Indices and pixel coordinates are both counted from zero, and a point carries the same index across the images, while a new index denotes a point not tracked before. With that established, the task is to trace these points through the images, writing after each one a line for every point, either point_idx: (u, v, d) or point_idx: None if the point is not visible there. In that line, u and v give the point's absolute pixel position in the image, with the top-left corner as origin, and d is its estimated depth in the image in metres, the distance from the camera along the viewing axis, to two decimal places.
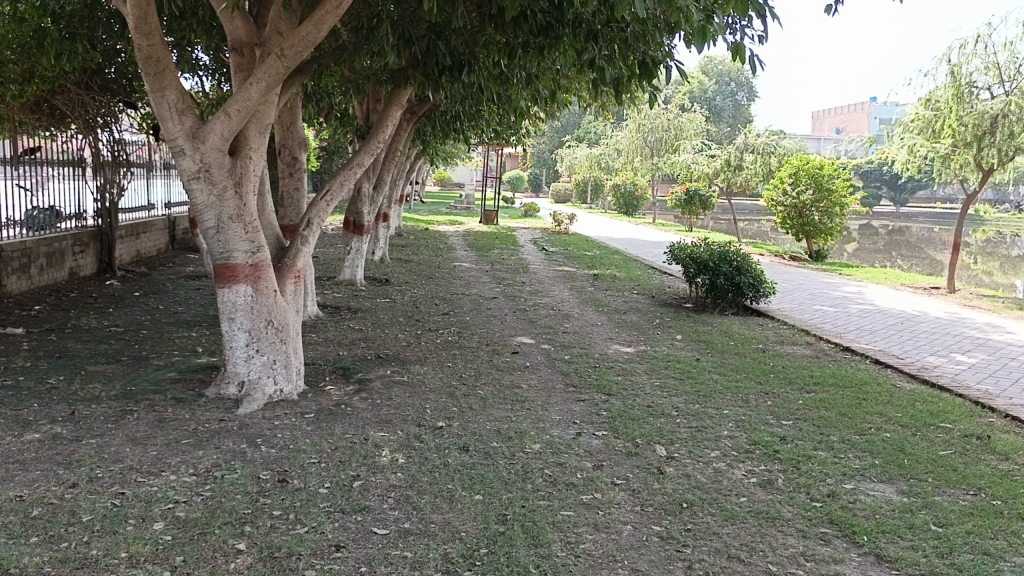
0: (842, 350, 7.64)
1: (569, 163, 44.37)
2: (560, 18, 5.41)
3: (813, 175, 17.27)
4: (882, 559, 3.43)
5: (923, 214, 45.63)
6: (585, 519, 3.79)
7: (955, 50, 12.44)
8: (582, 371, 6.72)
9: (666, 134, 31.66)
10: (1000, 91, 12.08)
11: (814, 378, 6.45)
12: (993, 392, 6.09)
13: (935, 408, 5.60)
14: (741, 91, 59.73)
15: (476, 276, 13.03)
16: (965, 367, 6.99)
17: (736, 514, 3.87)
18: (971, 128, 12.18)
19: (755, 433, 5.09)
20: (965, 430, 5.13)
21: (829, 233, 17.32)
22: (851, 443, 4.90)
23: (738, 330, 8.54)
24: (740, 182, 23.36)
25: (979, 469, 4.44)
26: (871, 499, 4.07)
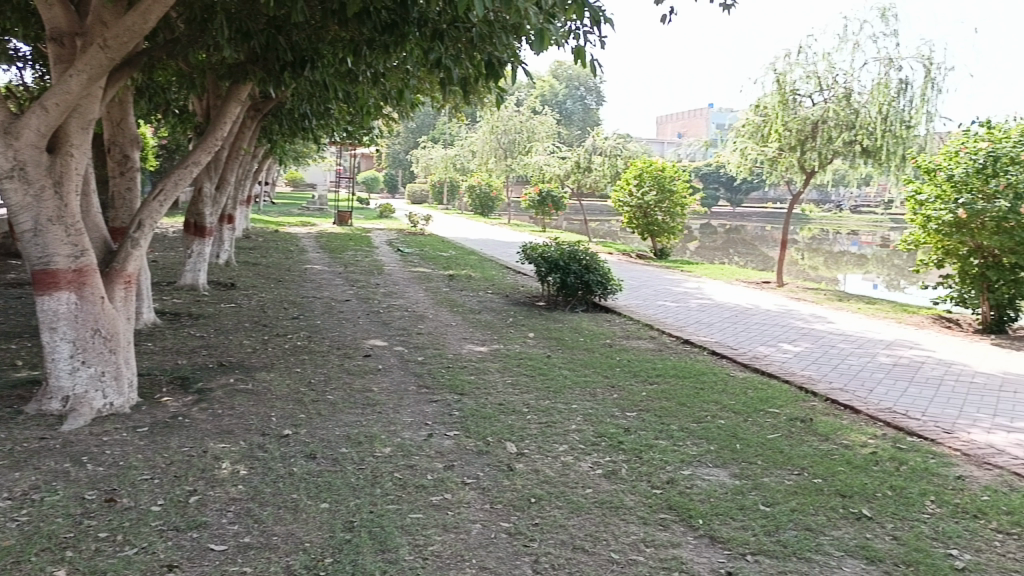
0: (682, 342, 8.01)
1: (424, 163, 44.19)
2: (404, 16, 5.37)
3: (656, 177, 18.00)
4: (715, 541, 3.61)
5: (757, 215, 48.45)
6: (434, 521, 3.76)
7: (781, 59, 13.33)
8: (435, 372, 6.69)
9: (519, 136, 32.21)
10: (820, 98, 13.01)
11: (656, 370, 6.72)
12: (815, 377, 6.59)
13: (764, 394, 5.97)
14: (589, 95, 61.59)
15: (328, 278, 12.72)
16: (791, 355, 7.51)
17: (581, 506, 3.97)
18: (796, 132, 13.11)
19: (601, 425, 5.25)
20: (790, 414, 5.50)
21: (672, 232, 18.21)
22: (689, 431, 5.13)
23: (588, 327, 8.78)
24: (590, 183, 24.05)
25: (802, 450, 4.77)
26: (706, 483, 4.28)
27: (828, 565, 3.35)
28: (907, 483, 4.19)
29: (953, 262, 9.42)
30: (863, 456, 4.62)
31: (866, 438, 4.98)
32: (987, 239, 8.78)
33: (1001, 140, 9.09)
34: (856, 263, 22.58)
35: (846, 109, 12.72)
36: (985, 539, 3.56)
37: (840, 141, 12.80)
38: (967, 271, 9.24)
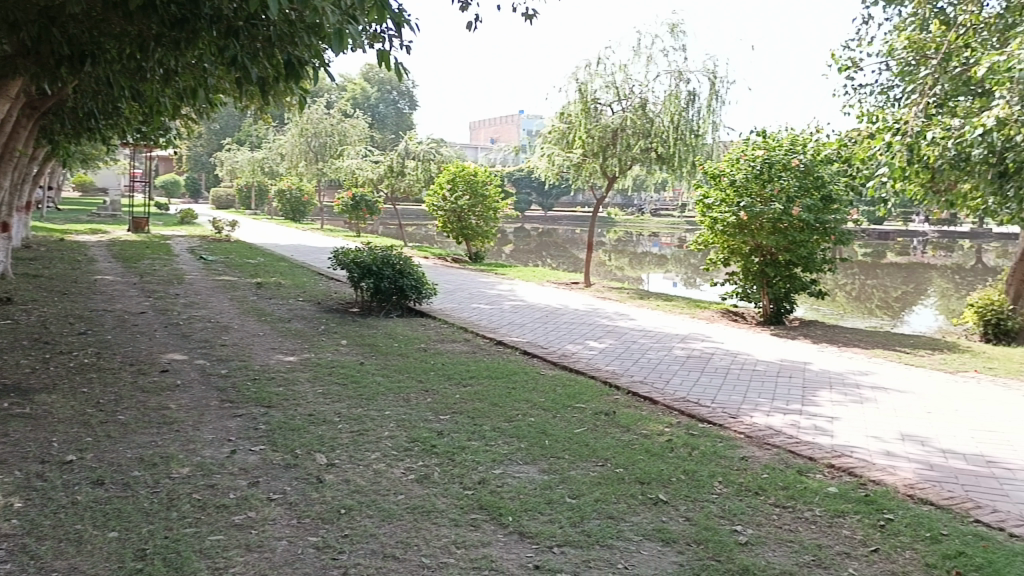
0: (495, 344, 8.15)
1: (229, 167, 42.15)
2: (195, 11, 5.04)
3: (468, 182, 18.21)
4: (524, 536, 3.69)
5: (567, 219, 50.29)
6: (236, 541, 3.58)
7: (582, 69, 13.92)
8: (241, 384, 6.39)
9: (330, 139, 31.50)
10: (619, 107, 13.72)
11: (469, 372, 6.79)
12: (619, 371, 6.93)
13: (572, 391, 6.19)
14: (402, 100, 61.38)
15: (121, 290, 11.81)
16: (597, 351, 7.85)
17: (392, 513, 3.93)
18: (597, 140, 13.78)
19: (414, 430, 5.23)
20: (595, 408, 5.74)
21: (486, 236, 18.52)
22: (501, 431, 5.22)
23: (402, 332, 8.73)
24: (403, 188, 23.94)
25: (606, 442, 4.98)
26: (516, 480, 4.37)
27: (628, 550, 3.52)
28: (699, 466, 4.50)
29: (737, 260, 10.21)
30: (660, 444, 4.90)
31: (663, 427, 5.28)
32: (766, 238, 9.63)
33: (775, 149, 9.98)
34: (657, 263, 24.00)
35: (642, 118, 13.51)
36: (765, 513, 3.88)
37: (638, 149, 13.61)
38: (749, 268, 10.07)
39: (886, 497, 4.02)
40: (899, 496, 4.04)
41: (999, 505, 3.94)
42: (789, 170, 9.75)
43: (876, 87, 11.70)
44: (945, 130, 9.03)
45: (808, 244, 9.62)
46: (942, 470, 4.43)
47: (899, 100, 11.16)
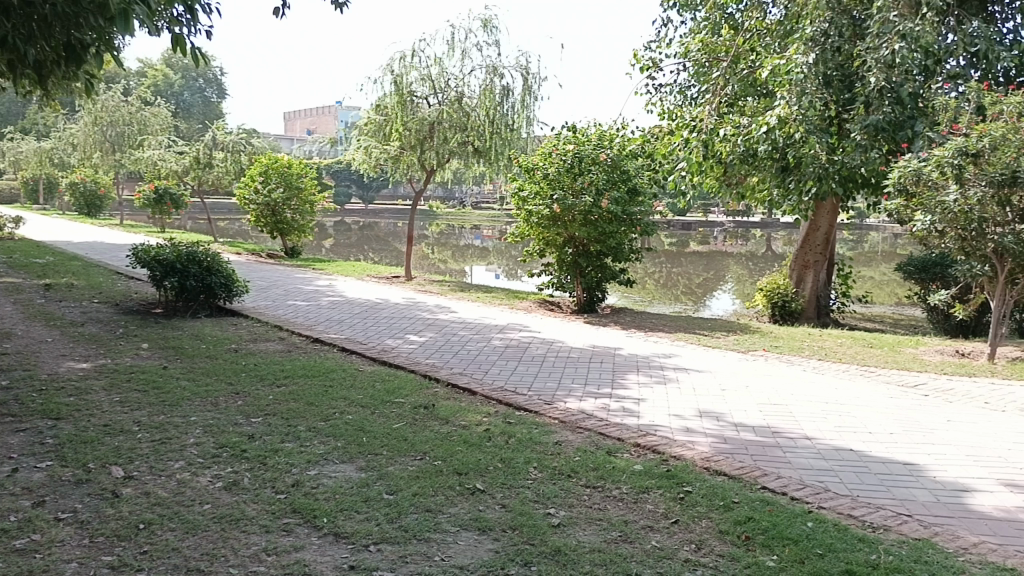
0: (312, 341, 7.92)
1: (10, 157, 38.20)
2: None
3: (282, 174, 17.56)
4: (339, 537, 3.60)
5: (388, 211, 49.77)
6: (16, 569, 3.25)
7: (396, 61, 13.79)
8: (23, 397, 5.80)
9: (128, 128, 29.30)
10: (435, 100, 13.73)
11: (284, 372, 6.55)
12: (438, 364, 6.94)
13: (390, 386, 6.13)
14: (210, 87, 58.22)
15: None
16: (416, 345, 7.83)
17: (198, 524, 3.72)
18: (415, 133, 13.58)
19: (222, 435, 4.97)
20: (414, 402, 5.71)
21: (302, 230, 17.99)
22: (316, 431, 5.08)
23: (211, 332, 8.28)
24: (211, 180, 22.70)
25: (424, 435, 4.97)
26: (332, 481, 4.26)
27: (445, 541, 3.53)
28: (514, 454, 4.59)
29: (552, 251, 10.51)
30: (478, 434, 4.95)
31: (481, 417, 5.34)
32: (578, 230, 9.98)
33: (584, 143, 10.30)
34: (478, 255, 24.28)
35: (458, 112, 13.59)
36: (577, 495, 4.03)
37: (455, 142, 13.66)
38: (562, 259, 10.38)
39: (686, 471, 4.28)
40: (698, 469, 4.32)
41: (782, 471, 4.31)
42: (597, 164, 10.13)
43: (674, 86, 12.42)
44: (735, 128, 10.01)
45: (616, 235, 10.16)
46: (735, 442, 4.79)
47: (694, 99, 11.91)
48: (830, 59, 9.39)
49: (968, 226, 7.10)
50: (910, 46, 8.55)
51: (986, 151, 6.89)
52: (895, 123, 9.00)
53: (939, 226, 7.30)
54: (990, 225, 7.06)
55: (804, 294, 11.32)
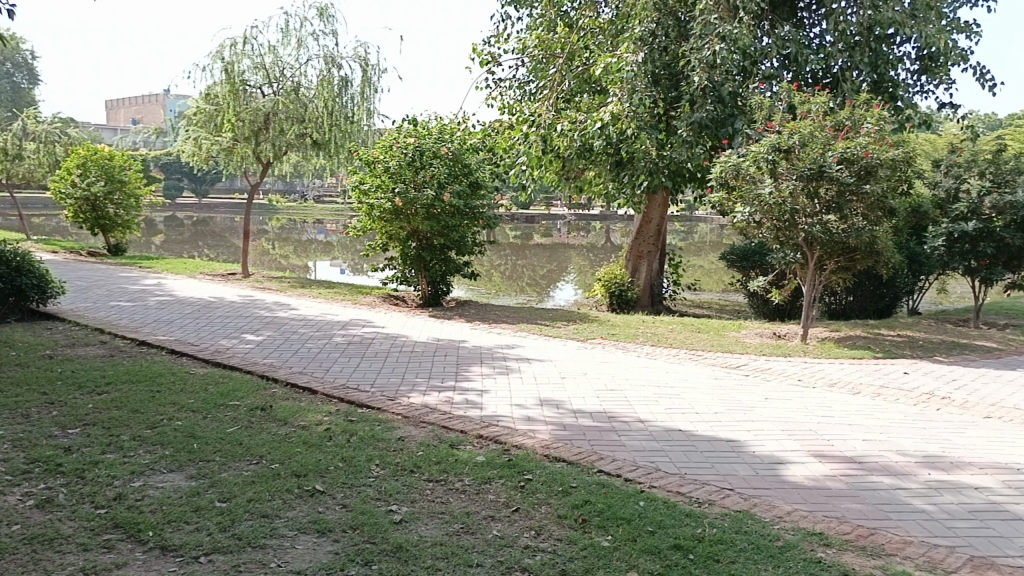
0: (138, 344, 7.44)
1: None
2: None
3: (103, 166, 16.38)
4: (167, 550, 3.40)
5: (224, 206, 47.58)
6: None
7: (227, 48, 13.19)
8: None
9: None
10: (269, 90, 13.25)
11: (105, 378, 6.12)
12: (276, 364, 6.71)
13: (225, 388, 5.86)
14: (18, 71, 53.40)
15: None
16: (253, 345, 7.53)
17: (4, 547, 3.40)
18: (248, 123, 12.98)
19: (34, 450, 4.57)
20: (249, 404, 5.49)
21: (127, 226, 16.91)
22: (142, 439, 4.77)
23: (21, 338, 7.60)
24: (21, 173, 20.83)
25: (261, 438, 4.79)
26: (159, 491, 4.02)
27: (282, 547, 3.42)
28: (355, 452, 4.51)
29: (395, 245, 10.41)
30: (318, 434, 4.83)
31: (321, 416, 5.22)
32: (420, 224, 9.92)
33: (424, 136, 10.23)
34: (321, 250, 23.69)
35: (294, 102, 13.18)
36: (419, 490, 4.01)
37: (292, 134, 13.20)
38: (406, 253, 10.30)
39: (527, 460, 4.37)
40: (538, 457, 4.42)
41: (618, 454, 4.49)
42: (438, 157, 10.10)
43: (513, 81, 12.58)
44: (572, 123, 10.31)
45: (459, 228, 10.22)
46: (574, 428, 4.93)
47: (533, 94, 12.12)
48: (657, 58, 9.83)
49: (782, 218, 7.65)
50: (730, 48, 9.10)
51: (796, 148, 7.45)
52: (717, 121, 9.55)
53: (757, 217, 7.82)
54: (801, 216, 7.63)
55: (639, 284, 11.81)
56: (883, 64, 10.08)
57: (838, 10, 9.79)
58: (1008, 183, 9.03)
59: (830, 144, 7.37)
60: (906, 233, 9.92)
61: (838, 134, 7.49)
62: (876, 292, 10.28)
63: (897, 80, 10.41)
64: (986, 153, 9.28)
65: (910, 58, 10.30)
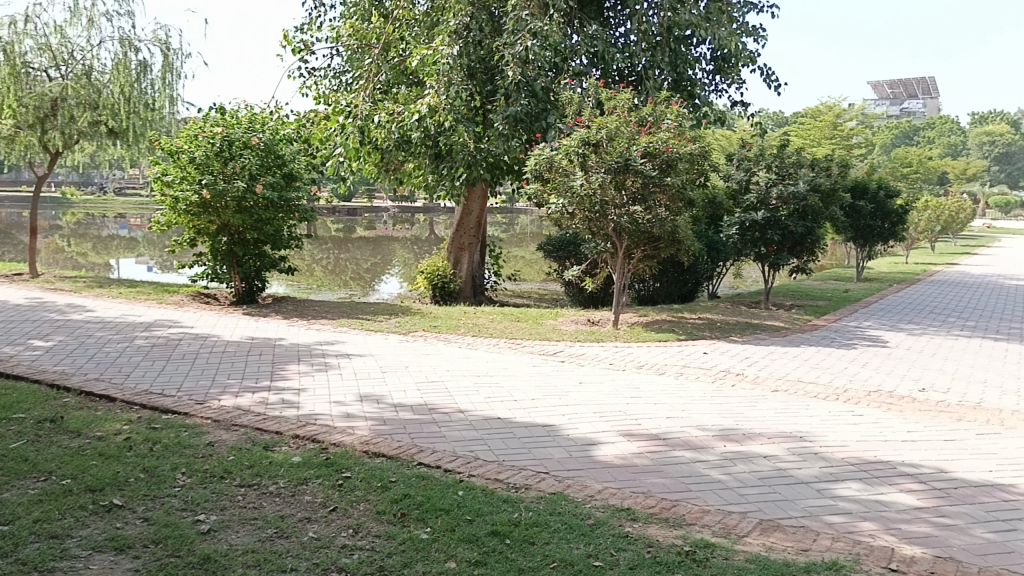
0: None
1: None
2: None
3: None
4: None
5: (9, 200, 43.18)
6: None
7: (5, 26, 11.99)
8: None
9: None
10: (57, 74, 12.17)
11: None
12: (69, 371, 6.17)
13: (8, 400, 5.31)
14: None
15: None
16: (41, 351, 6.88)
17: None
18: (32, 109, 11.80)
19: None
20: (37, 416, 5.01)
21: None
22: None
23: None
24: None
25: (50, 453, 4.38)
26: None
27: (73, 569, 3.14)
28: (160, 462, 4.23)
29: (204, 240, 9.88)
30: (117, 445, 4.48)
31: (120, 425, 4.85)
32: (231, 217, 9.45)
33: (233, 126, 9.76)
34: (124, 247, 22.07)
35: (86, 88, 12.17)
36: (229, 496, 3.83)
37: (85, 122, 12.14)
38: (216, 249, 9.80)
39: (344, 457, 4.28)
40: (357, 453, 4.35)
41: (437, 446, 4.50)
42: (249, 148, 9.66)
43: (328, 71, 12.28)
44: (389, 114, 10.24)
45: (273, 221, 9.85)
46: (393, 422, 4.89)
47: (349, 84, 11.89)
48: (472, 51, 9.90)
49: (592, 209, 7.96)
50: (542, 43, 9.37)
51: (604, 142, 7.78)
52: (532, 114, 9.78)
53: (569, 209, 8.09)
54: (610, 207, 7.99)
55: (461, 275, 11.90)
56: (682, 64, 10.73)
57: (641, 11, 10.31)
58: (790, 176, 9.89)
59: (635, 138, 7.75)
60: (705, 222, 10.63)
61: (642, 129, 7.89)
62: (679, 278, 10.97)
63: (695, 79, 11.12)
64: (772, 148, 10.12)
65: (705, 59, 11.03)
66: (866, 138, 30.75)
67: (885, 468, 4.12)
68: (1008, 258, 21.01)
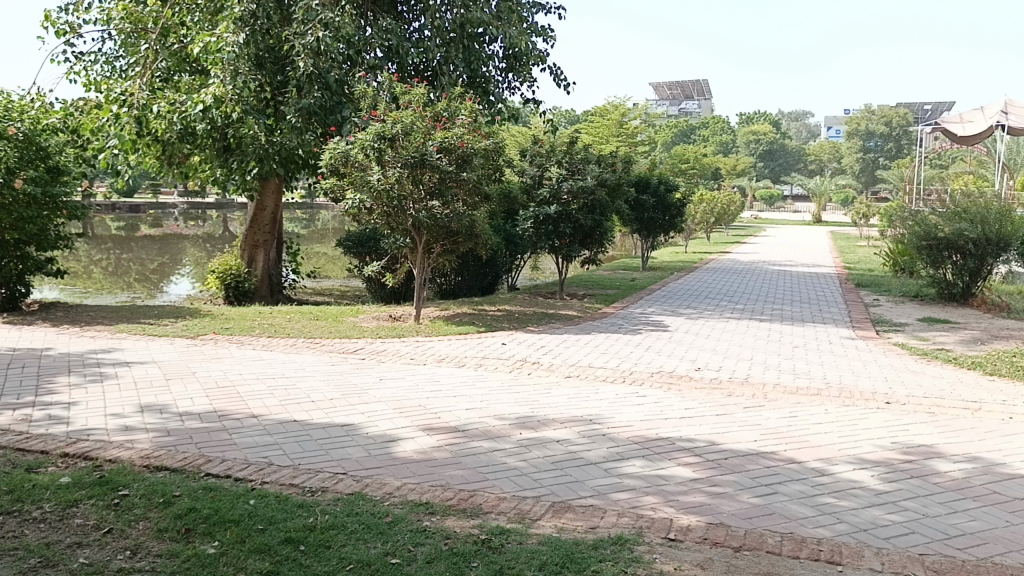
0: None
1: None
2: None
3: None
4: None
5: None
6: None
7: None
8: None
9: None
10: None
11: None
12: None
13: None
14: None
15: None
16: None
17: None
18: None
19: None
20: None
21: None
22: None
23: None
24: None
25: None
26: None
27: None
28: None
29: None
30: None
31: None
32: None
33: None
34: None
35: None
36: None
37: None
38: None
39: (122, 474, 3.96)
40: (136, 469, 4.04)
41: (227, 455, 4.28)
42: (5, 139, 8.69)
43: (99, 56, 11.30)
44: (170, 105, 9.63)
45: (38, 219, 8.94)
46: (179, 433, 4.60)
47: (124, 71, 11.02)
48: (259, 41, 9.46)
49: (391, 204, 7.90)
50: (333, 35, 9.22)
51: (399, 136, 7.74)
52: (325, 107, 9.53)
53: (367, 204, 7.97)
54: (408, 202, 7.98)
55: (256, 274, 11.41)
56: (476, 61, 10.87)
57: (434, 7, 10.35)
58: (580, 171, 10.35)
59: (430, 133, 7.78)
60: (502, 216, 10.87)
61: (438, 125, 7.92)
62: (479, 271, 11.16)
63: (489, 76, 11.33)
64: (562, 145, 10.53)
65: (498, 56, 11.26)
66: (649, 135, 32.78)
67: (666, 445, 4.42)
68: (770, 246, 23.25)
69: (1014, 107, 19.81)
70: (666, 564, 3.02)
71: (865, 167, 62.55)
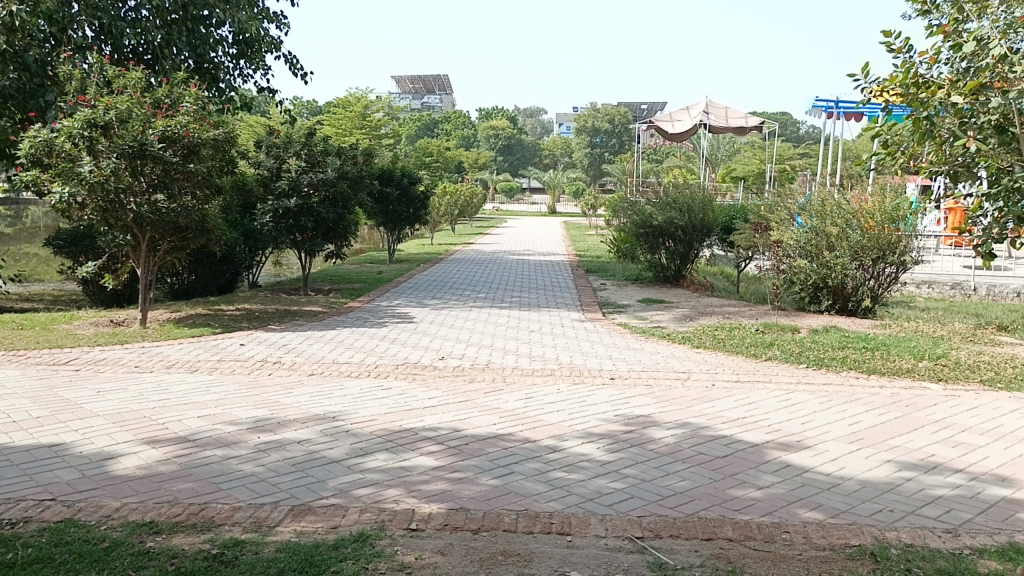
0: None
1: None
2: None
3: None
4: None
5: None
6: None
7: None
8: None
9: None
10: None
11: None
12: None
13: None
14: None
15: None
16: None
17: None
18: None
19: None
20: None
21: None
22: None
23: None
24: None
25: None
26: None
27: None
28: None
29: None
30: None
31: None
32: None
33: None
34: None
35: None
36: None
37: None
38: None
39: None
40: None
41: None
42: None
43: None
44: None
45: None
46: None
47: None
48: None
49: (107, 198, 7.20)
50: (30, 10, 8.21)
51: (113, 124, 7.06)
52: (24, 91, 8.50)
53: (78, 198, 7.20)
54: (127, 195, 7.32)
55: None
56: (202, 46, 10.27)
57: None
58: (319, 163, 10.11)
59: (150, 121, 7.18)
60: (237, 210, 10.34)
61: (158, 112, 7.34)
62: (215, 270, 10.52)
63: (218, 63, 10.69)
64: (299, 136, 10.19)
65: (227, 42, 10.65)
66: (392, 129, 32.78)
67: (408, 436, 4.43)
68: (511, 236, 24.18)
69: (714, 107, 22.21)
70: (407, 555, 3.02)
71: (594, 162, 67.27)
